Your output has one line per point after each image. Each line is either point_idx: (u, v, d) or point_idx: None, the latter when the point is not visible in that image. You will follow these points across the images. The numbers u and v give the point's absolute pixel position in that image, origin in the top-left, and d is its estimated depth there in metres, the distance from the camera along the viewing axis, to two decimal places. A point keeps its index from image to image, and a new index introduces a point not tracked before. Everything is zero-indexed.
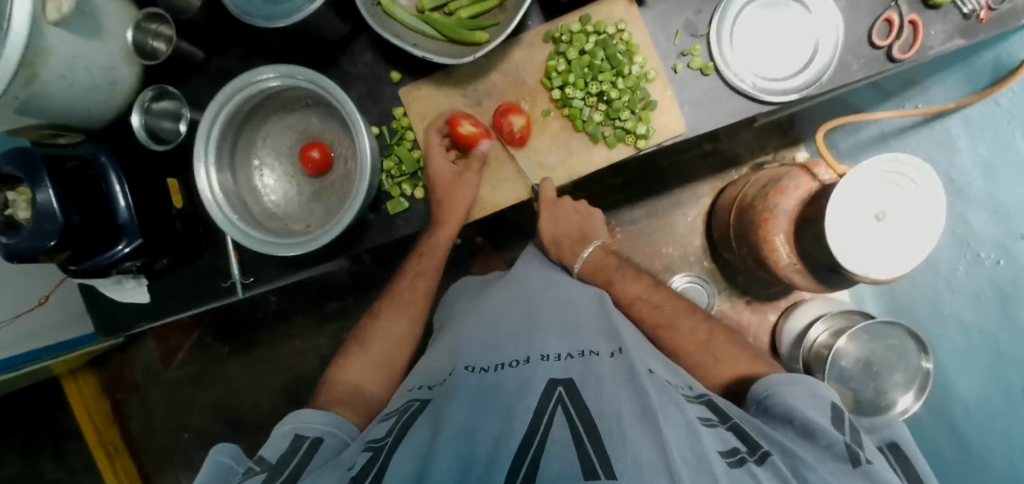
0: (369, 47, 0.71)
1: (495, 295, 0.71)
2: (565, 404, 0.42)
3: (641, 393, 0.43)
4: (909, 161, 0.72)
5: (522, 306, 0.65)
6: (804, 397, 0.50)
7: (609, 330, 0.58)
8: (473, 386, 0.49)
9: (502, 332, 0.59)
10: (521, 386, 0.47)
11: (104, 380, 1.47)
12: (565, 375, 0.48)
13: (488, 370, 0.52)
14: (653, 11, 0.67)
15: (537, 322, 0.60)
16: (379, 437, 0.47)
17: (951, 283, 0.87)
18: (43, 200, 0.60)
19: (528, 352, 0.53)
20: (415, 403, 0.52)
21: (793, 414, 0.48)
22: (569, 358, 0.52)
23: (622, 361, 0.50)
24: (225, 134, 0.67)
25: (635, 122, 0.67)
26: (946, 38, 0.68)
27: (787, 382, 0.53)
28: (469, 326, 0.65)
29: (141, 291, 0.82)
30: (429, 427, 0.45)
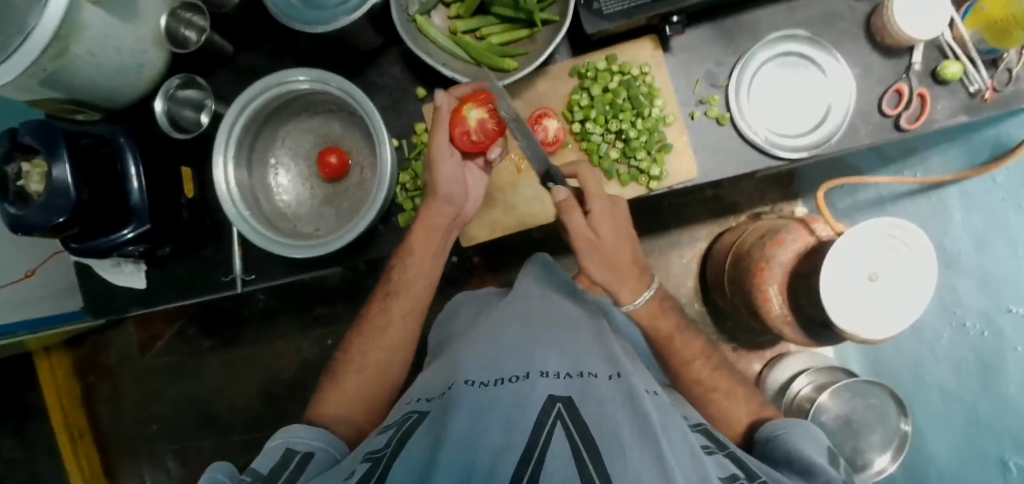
0: (398, 61, 0.73)
1: (498, 311, 0.71)
2: (564, 421, 0.43)
3: (641, 416, 0.46)
4: (906, 225, 0.73)
5: (523, 323, 0.65)
6: (804, 439, 0.52)
7: (608, 357, 0.60)
8: (471, 406, 0.47)
9: (502, 347, 0.59)
10: (519, 403, 0.46)
11: (79, 362, 1.44)
12: (564, 392, 0.48)
13: (487, 385, 0.51)
14: (676, 57, 0.70)
15: (535, 339, 0.60)
16: (377, 449, 0.47)
17: (935, 349, 0.89)
18: (59, 175, 0.60)
19: (528, 368, 0.53)
20: (414, 414, 0.53)
21: (793, 454, 0.50)
22: (568, 376, 0.52)
23: (620, 385, 0.52)
24: (246, 130, 0.68)
25: (649, 163, 0.68)
26: (952, 114, 0.71)
27: (788, 425, 0.55)
28: (470, 339, 0.65)
29: (138, 276, 0.82)
30: (429, 437, 0.45)
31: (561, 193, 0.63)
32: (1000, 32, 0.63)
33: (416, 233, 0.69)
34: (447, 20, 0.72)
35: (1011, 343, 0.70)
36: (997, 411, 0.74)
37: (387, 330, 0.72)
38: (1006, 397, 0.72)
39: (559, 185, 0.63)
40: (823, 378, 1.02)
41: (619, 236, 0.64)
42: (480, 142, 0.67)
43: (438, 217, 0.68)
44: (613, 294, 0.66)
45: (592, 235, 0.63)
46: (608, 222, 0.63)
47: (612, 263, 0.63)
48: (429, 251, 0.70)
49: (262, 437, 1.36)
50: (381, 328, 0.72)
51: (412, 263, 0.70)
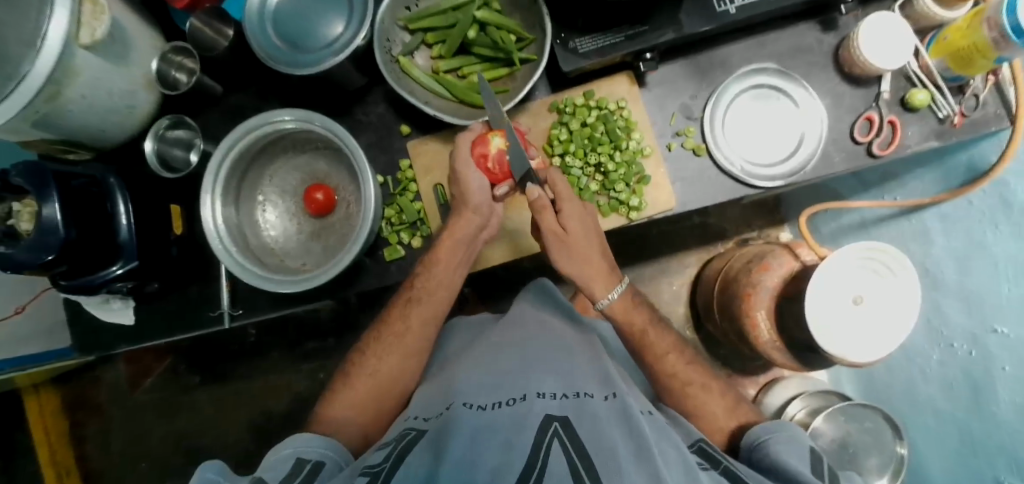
0: (383, 100, 0.75)
1: (495, 335, 0.70)
2: (561, 439, 0.44)
3: (636, 433, 0.46)
4: (888, 249, 0.74)
5: (519, 346, 0.65)
6: (787, 444, 0.52)
7: (603, 376, 0.60)
8: (469, 427, 0.47)
9: (497, 370, 0.59)
10: (517, 423, 0.47)
11: (67, 399, 1.42)
12: (560, 412, 0.49)
13: (485, 409, 0.51)
14: (652, 92, 0.72)
15: (531, 363, 0.60)
16: (375, 463, 0.47)
17: (925, 370, 0.89)
18: (48, 215, 0.60)
19: (524, 391, 0.53)
20: (412, 432, 0.52)
21: (775, 463, 0.50)
22: (564, 397, 0.52)
23: (617, 405, 0.52)
24: (234, 168, 0.70)
25: (629, 194, 0.70)
26: (924, 139, 0.73)
27: (772, 429, 0.55)
28: (466, 365, 0.64)
29: (127, 313, 0.82)
30: (427, 456, 0.45)
31: (535, 193, 0.62)
32: (963, 60, 0.66)
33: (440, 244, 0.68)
34: (430, 60, 0.75)
35: (998, 363, 0.70)
36: (990, 431, 0.73)
37: (392, 345, 0.70)
38: (999, 417, 0.71)
39: (533, 183, 0.62)
40: (816, 403, 1.01)
41: (591, 235, 0.64)
42: (494, 172, 0.64)
43: (465, 230, 0.67)
44: (587, 291, 0.67)
45: (562, 230, 0.63)
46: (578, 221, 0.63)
47: (584, 260, 0.64)
48: (452, 264, 0.69)
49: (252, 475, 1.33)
50: (400, 332, 0.70)
51: (437, 273, 0.69)
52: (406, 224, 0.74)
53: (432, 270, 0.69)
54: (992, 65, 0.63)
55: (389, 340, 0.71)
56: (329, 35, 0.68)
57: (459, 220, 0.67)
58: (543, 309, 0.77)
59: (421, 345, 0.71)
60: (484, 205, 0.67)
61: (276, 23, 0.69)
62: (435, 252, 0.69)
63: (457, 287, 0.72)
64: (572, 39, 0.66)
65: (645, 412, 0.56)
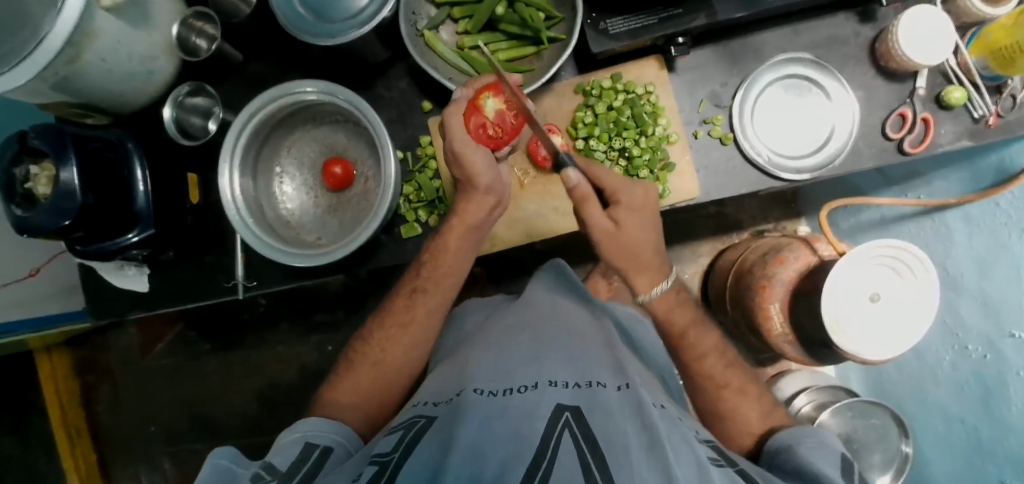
0: (405, 74, 0.74)
1: (503, 320, 0.71)
2: (572, 429, 0.44)
3: (649, 427, 0.46)
4: (918, 253, 0.73)
5: (530, 330, 0.65)
6: (815, 449, 0.51)
7: (616, 365, 0.59)
8: (480, 413, 0.46)
9: (509, 358, 0.58)
10: (529, 412, 0.46)
11: (79, 361, 1.44)
12: (572, 402, 0.49)
13: (497, 394, 0.50)
14: (681, 77, 0.71)
15: (544, 350, 0.60)
16: (385, 452, 0.46)
17: (936, 373, 0.88)
18: (66, 179, 0.60)
19: (536, 379, 0.53)
20: (421, 419, 0.52)
21: (802, 467, 0.49)
22: (577, 387, 0.52)
23: (629, 396, 0.52)
24: (253, 138, 0.69)
25: (652, 181, 0.69)
26: (956, 138, 0.71)
27: (796, 435, 0.55)
28: (478, 347, 0.64)
29: (141, 280, 0.83)
30: (438, 443, 0.45)
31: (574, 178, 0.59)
32: (1004, 60, 0.64)
33: (452, 229, 0.67)
34: (455, 35, 0.73)
35: (1013, 368, 0.70)
36: (998, 437, 0.73)
37: (409, 329, 0.70)
38: (1011, 425, 0.71)
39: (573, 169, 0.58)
40: (823, 397, 1.00)
41: (641, 232, 0.60)
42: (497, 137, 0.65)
43: (476, 213, 0.65)
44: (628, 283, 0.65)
45: (613, 226, 0.60)
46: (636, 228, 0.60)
47: (634, 258, 0.61)
48: (458, 250, 0.68)
49: (257, 443, 1.35)
50: (406, 322, 0.69)
51: (444, 261, 0.68)
52: (424, 202, 0.74)
53: (438, 259, 0.69)
54: None
55: (399, 321, 0.70)
56: (354, 7, 0.66)
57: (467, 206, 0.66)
58: (558, 293, 0.78)
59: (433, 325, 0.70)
60: (495, 185, 0.66)
61: None
62: (444, 236, 0.68)
63: (466, 269, 0.71)
64: (604, 19, 0.64)
65: (659, 405, 0.55)
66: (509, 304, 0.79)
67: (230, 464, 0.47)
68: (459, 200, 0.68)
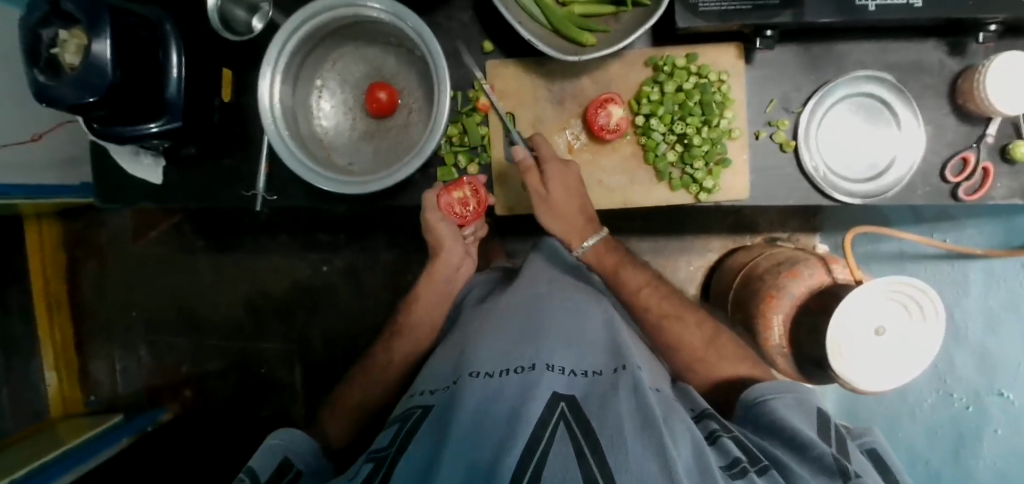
0: (470, 8, 0.69)
1: (507, 294, 0.71)
2: (568, 420, 0.44)
3: (644, 406, 0.46)
4: (926, 290, 0.74)
5: (532, 306, 0.65)
6: (794, 407, 0.54)
7: (615, 349, 0.59)
8: (476, 399, 0.47)
9: (507, 337, 0.58)
10: (525, 396, 0.47)
11: (69, 235, 1.42)
12: (568, 390, 0.49)
13: (493, 376, 0.50)
14: (757, 71, 0.67)
15: (543, 327, 0.60)
16: (382, 446, 0.49)
17: (916, 411, 0.93)
18: (98, 52, 0.56)
19: (534, 359, 0.53)
20: (418, 410, 0.53)
21: (783, 423, 0.51)
22: (574, 375, 0.53)
23: (625, 377, 0.52)
24: (299, 48, 0.65)
25: (704, 174, 0.66)
26: (1008, 195, 0.69)
27: (778, 389, 0.57)
28: (477, 324, 0.65)
29: (155, 171, 0.79)
30: (434, 434, 0.46)
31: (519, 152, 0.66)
32: None
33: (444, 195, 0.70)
34: None
35: None
36: None
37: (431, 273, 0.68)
38: None
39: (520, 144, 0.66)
40: None
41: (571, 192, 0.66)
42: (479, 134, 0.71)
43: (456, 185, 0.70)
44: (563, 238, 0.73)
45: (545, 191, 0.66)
46: (559, 183, 0.65)
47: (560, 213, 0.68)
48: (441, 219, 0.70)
49: (239, 348, 1.37)
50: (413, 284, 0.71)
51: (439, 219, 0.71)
52: (466, 147, 0.71)
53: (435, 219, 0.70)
54: None
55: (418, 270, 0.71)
56: None
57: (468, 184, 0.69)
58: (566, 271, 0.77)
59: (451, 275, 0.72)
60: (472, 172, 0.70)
61: None
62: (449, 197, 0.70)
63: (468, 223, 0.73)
64: None
65: (655, 388, 0.55)
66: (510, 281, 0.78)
67: None
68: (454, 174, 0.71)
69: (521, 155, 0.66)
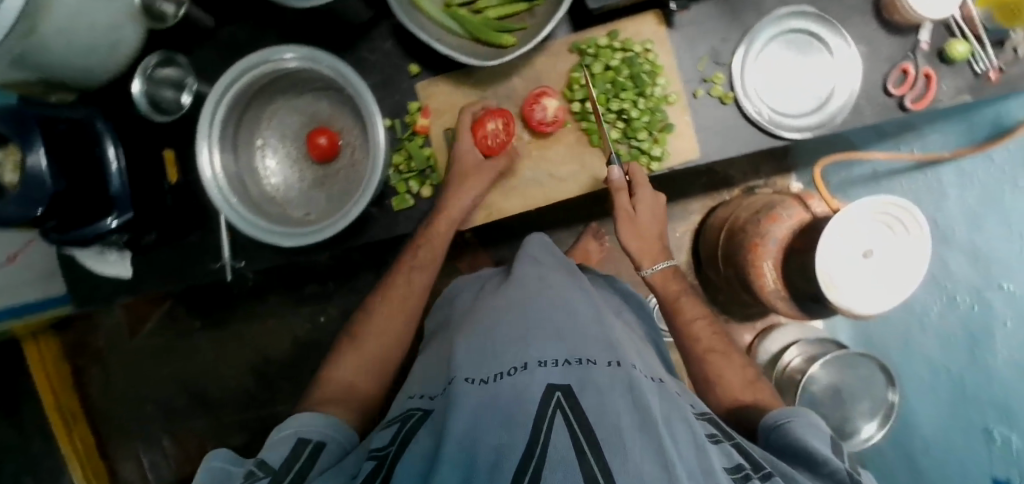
0: (389, 36, 0.70)
1: (495, 299, 0.69)
2: (564, 410, 0.42)
3: (641, 407, 0.45)
4: (899, 203, 0.73)
5: (521, 308, 0.63)
6: (805, 425, 0.51)
7: (608, 340, 0.57)
8: (471, 405, 0.45)
9: (499, 339, 0.56)
10: (518, 398, 0.45)
11: (67, 345, 1.42)
12: (563, 381, 0.47)
13: (487, 382, 0.49)
14: (680, 32, 0.67)
15: (532, 324, 0.58)
16: (381, 446, 0.47)
17: (924, 326, 0.90)
18: (32, 165, 0.56)
19: (525, 359, 0.52)
20: (417, 412, 0.52)
21: (795, 444, 0.49)
22: (567, 364, 0.50)
23: (620, 374, 0.50)
24: (230, 113, 0.65)
25: (650, 143, 0.67)
26: (956, 93, 0.70)
27: (792, 413, 0.53)
28: (467, 328, 0.63)
29: (123, 265, 0.78)
30: (432, 437, 0.45)
31: (616, 173, 0.65)
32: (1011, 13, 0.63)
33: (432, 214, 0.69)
34: None
35: (999, 318, 0.75)
36: (982, 381, 0.79)
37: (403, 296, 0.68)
38: (996, 375, 0.76)
39: (616, 166, 0.65)
40: (812, 349, 1.03)
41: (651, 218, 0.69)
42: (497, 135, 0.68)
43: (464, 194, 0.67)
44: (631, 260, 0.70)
45: (631, 208, 0.67)
46: (649, 205, 0.68)
47: (639, 236, 0.68)
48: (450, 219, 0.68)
49: (257, 418, 1.36)
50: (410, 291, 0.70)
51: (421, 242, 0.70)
52: (415, 172, 0.71)
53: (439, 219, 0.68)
54: None
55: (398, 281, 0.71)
56: None
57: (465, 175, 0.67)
58: (545, 264, 0.76)
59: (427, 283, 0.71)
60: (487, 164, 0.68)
61: None
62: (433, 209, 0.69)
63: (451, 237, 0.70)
64: None
65: (651, 380, 0.54)
66: (502, 280, 0.76)
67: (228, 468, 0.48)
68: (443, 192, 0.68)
69: (614, 176, 0.65)
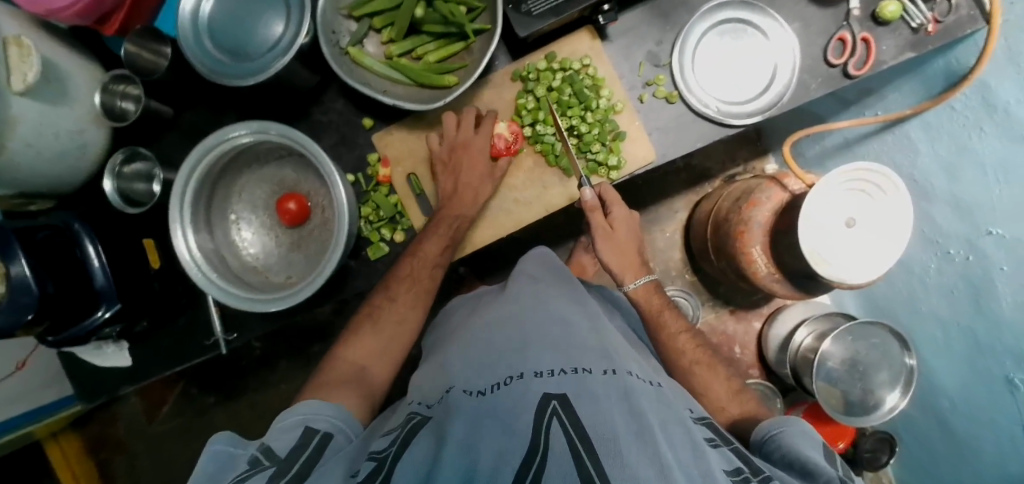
0: (340, 96, 0.72)
1: (488, 314, 0.67)
2: (560, 417, 0.40)
3: (639, 414, 0.43)
4: (866, 167, 0.73)
5: (515, 320, 0.61)
6: (799, 437, 0.51)
7: (603, 349, 0.56)
8: (468, 417, 0.43)
9: (493, 352, 0.55)
10: (514, 409, 0.43)
11: (88, 441, 1.42)
12: (559, 388, 0.45)
13: (484, 395, 0.47)
14: (615, 43, 0.70)
15: (528, 337, 0.57)
16: (381, 448, 0.44)
17: (926, 283, 0.87)
18: (17, 274, 0.59)
19: (521, 369, 0.49)
20: (416, 417, 0.49)
21: (792, 456, 0.49)
22: (563, 374, 0.48)
23: (617, 380, 0.49)
24: (200, 193, 0.67)
25: (606, 153, 0.69)
26: (900, 52, 0.71)
27: (781, 423, 0.55)
28: (460, 344, 0.61)
29: (122, 355, 0.80)
30: (431, 442, 0.42)
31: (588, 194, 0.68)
32: None
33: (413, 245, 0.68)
34: (381, 45, 0.72)
35: (996, 264, 0.68)
36: (993, 332, 0.73)
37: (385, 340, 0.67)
38: (1001, 319, 0.70)
39: (588, 187, 0.68)
40: (823, 326, 1.00)
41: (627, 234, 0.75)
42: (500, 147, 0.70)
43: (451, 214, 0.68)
44: (616, 276, 0.76)
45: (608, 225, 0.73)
46: (625, 225, 0.74)
47: (621, 252, 0.75)
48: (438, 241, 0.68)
49: None
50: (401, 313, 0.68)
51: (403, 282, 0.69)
52: (385, 220, 0.73)
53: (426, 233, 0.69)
54: None
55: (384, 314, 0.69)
56: (270, 39, 0.66)
57: (455, 198, 0.68)
58: (536, 278, 0.75)
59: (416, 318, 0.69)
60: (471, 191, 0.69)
61: (212, 35, 0.67)
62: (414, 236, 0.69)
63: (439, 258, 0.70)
64: (524, 2, 0.63)
65: (650, 385, 0.52)
66: (496, 294, 0.75)
67: (230, 449, 0.47)
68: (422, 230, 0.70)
69: (587, 197, 0.68)
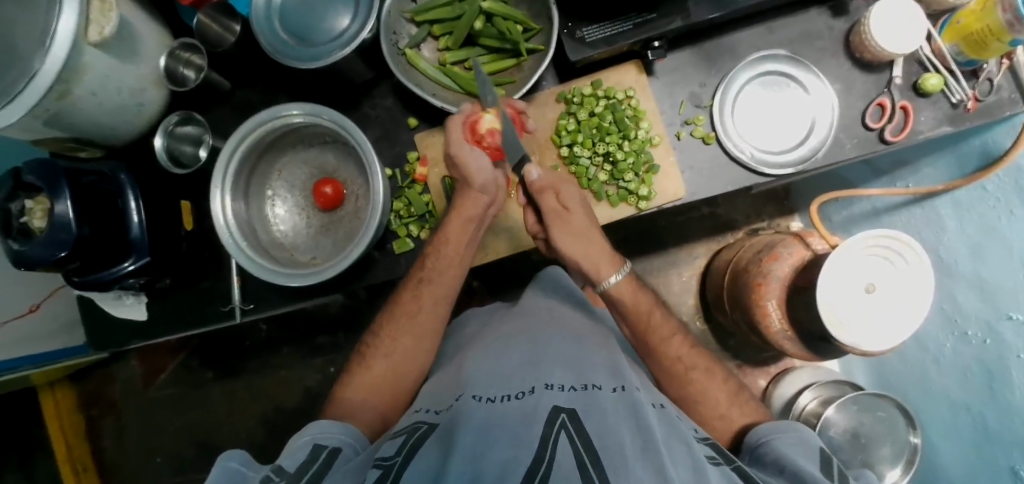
0: (390, 93, 0.76)
1: (501, 326, 0.68)
2: (568, 430, 0.41)
3: (645, 428, 0.44)
4: (908, 241, 0.72)
5: (528, 336, 0.62)
6: (793, 443, 0.50)
7: (614, 367, 0.57)
8: (477, 421, 0.43)
9: (506, 364, 0.55)
10: (524, 417, 0.43)
11: (83, 396, 1.44)
12: (568, 403, 0.46)
13: (495, 401, 0.47)
14: (660, 80, 0.72)
15: (540, 353, 0.57)
16: (387, 456, 0.43)
17: (939, 360, 0.86)
18: (60, 212, 0.60)
19: (532, 383, 0.50)
20: (423, 426, 0.49)
21: (784, 461, 0.48)
22: (572, 389, 0.49)
23: (625, 397, 0.49)
24: (244, 162, 0.70)
25: (637, 183, 0.71)
26: (936, 125, 0.70)
27: (778, 428, 0.53)
28: (475, 352, 0.62)
29: (139, 308, 0.83)
30: (440, 449, 0.42)
31: (533, 173, 0.64)
32: (977, 44, 0.63)
33: (443, 249, 0.69)
34: (436, 52, 0.76)
35: (1014, 351, 0.67)
36: (1005, 419, 0.71)
37: (390, 340, 0.69)
38: (1015, 407, 0.68)
39: (530, 165, 0.64)
40: (827, 393, 0.99)
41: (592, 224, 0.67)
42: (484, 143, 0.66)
43: (474, 208, 0.68)
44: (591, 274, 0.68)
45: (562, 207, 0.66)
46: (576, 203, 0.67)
47: (583, 241, 0.67)
48: (461, 242, 0.69)
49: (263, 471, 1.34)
50: (413, 311, 0.70)
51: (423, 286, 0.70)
52: (415, 217, 0.76)
53: (446, 247, 0.69)
54: (1007, 48, 0.61)
55: (400, 318, 0.70)
56: (335, 29, 0.70)
57: (466, 197, 0.68)
58: (553, 296, 0.75)
59: (424, 317, 0.70)
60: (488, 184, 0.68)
61: (282, 19, 0.71)
62: (443, 231, 0.69)
63: (466, 265, 0.72)
64: (580, 28, 0.66)
65: (656, 406, 0.53)
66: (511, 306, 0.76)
67: (242, 468, 0.46)
68: (440, 227, 0.70)
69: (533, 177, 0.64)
